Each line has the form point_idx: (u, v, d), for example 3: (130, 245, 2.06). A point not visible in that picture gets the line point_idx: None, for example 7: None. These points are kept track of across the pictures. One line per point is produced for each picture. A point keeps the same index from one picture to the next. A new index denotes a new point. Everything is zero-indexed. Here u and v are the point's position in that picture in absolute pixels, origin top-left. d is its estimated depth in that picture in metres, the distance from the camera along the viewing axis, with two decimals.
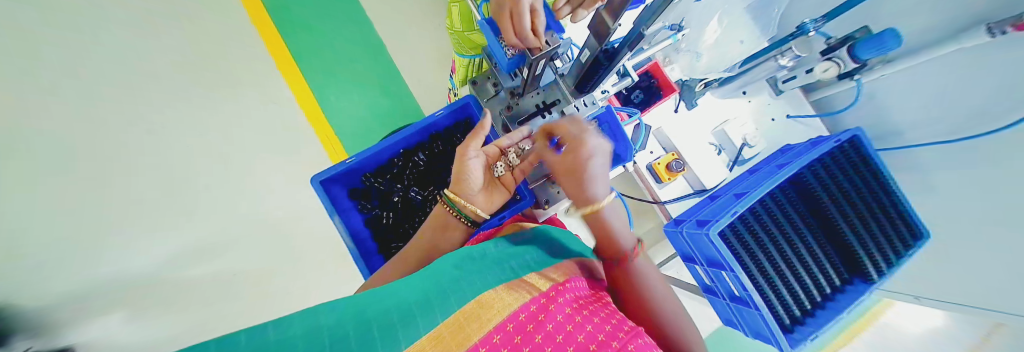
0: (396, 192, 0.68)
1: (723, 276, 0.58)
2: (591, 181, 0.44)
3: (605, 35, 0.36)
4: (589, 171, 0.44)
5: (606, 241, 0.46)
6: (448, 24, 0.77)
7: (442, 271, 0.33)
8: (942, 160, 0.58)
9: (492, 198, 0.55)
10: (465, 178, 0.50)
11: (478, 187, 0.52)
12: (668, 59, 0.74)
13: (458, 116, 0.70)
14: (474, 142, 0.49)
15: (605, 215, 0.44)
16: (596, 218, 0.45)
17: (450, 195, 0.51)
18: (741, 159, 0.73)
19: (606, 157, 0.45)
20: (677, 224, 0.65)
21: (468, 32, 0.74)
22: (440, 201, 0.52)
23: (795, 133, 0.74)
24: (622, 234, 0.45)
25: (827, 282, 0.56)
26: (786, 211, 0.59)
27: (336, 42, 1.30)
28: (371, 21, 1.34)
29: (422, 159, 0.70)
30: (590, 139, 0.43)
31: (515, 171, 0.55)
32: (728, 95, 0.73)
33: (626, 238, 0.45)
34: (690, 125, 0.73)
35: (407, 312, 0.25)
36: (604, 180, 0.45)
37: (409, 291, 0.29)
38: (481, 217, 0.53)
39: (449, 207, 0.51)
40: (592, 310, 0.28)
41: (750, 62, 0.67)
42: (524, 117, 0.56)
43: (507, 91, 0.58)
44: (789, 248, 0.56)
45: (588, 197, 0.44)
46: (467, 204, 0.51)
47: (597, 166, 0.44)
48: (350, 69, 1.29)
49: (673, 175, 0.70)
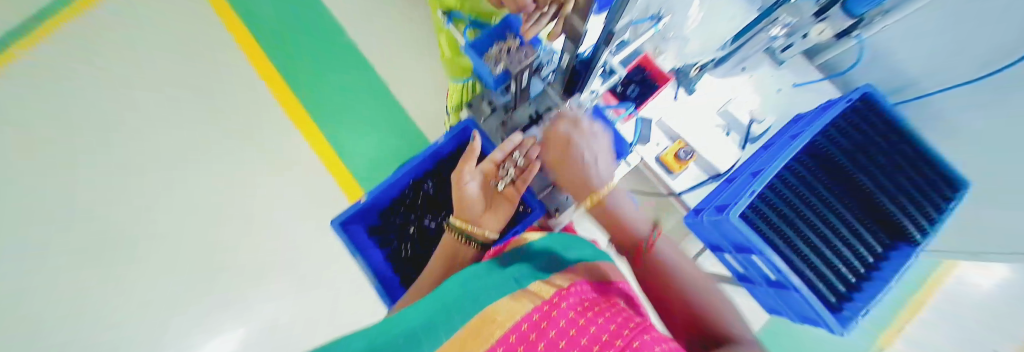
0: (411, 223, 0.71)
1: (754, 260, 0.55)
2: (587, 168, 0.49)
3: (577, 37, 0.37)
4: (581, 157, 0.49)
5: (622, 229, 0.47)
6: (440, 53, 0.83)
7: (449, 291, 0.35)
8: (981, 102, 0.54)
9: (498, 215, 0.57)
10: (465, 202, 0.54)
11: (479, 211, 0.55)
12: (658, 50, 0.73)
13: (460, 142, 0.72)
14: (467, 163, 0.55)
15: (611, 201, 0.48)
16: (601, 208, 0.49)
17: (457, 223, 0.53)
18: (752, 135, 0.71)
19: (599, 147, 0.50)
20: (696, 214, 0.63)
21: (456, 58, 0.81)
22: (450, 231, 0.54)
23: (805, 101, 0.71)
24: (634, 220, 0.47)
25: (867, 250, 0.52)
26: (808, 183, 0.57)
27: (345, 88, 1.40)
28: (370, 65, 1.44)
29: (431, 187, 0.72)
30: (576, 134, 0.49)
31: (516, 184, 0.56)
32: (728, 73, 0.72)
33: (639, 225, 0.46)
34: (693, 110, 0.73)
35: (412, 336, 0.26)
36: (600, 168, 0.49)
37: (418, 314, 0.31)
38: (488, 238, 0.53)
39: (459, 236, 0.53)
40: (596, 311, 0.29)
41: (739, 39, 0.64)
42: (521, 128, 0.58)
43: (501, 106, 0.62)
44: (818, 220, 0.54)
45: (590, 187, 0.48)
46: (476, 229, 0.52)
47: (589, 151, 0.49)
48: (358, 112, 1.38)
49: (683, 164, 0.69)
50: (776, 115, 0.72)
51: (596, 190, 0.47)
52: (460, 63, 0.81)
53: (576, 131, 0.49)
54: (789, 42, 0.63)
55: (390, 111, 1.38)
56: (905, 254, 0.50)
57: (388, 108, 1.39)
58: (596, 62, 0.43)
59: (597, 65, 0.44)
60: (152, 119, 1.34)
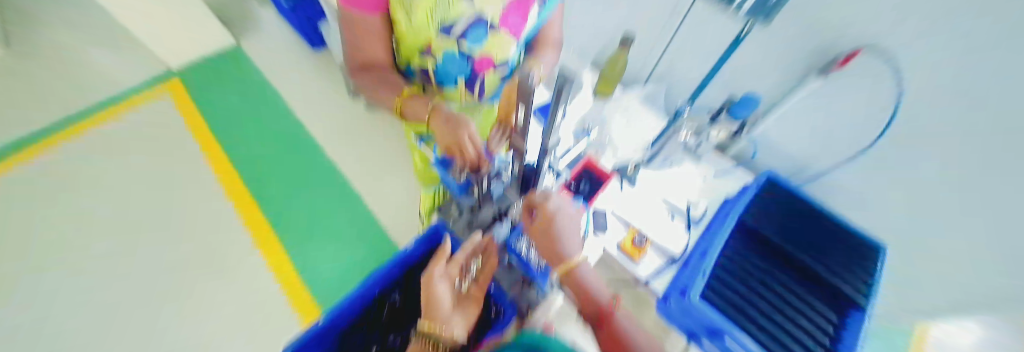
0: (374, 343, 0.64)
1: (729, 345, 0.56)
2: (567, 243, 0.52)
3: (522, 151, 0.46)
4: (562, 229, 0.51)
5: (586, 295, 0.52)
6: (415, 166, 0.93)
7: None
8: (883, 171, 0.66)
9: (465, 314, 0.56)
10: (434, 303, 0.51)
11: (450, 312, 0.51)
12: (599, 152, 0.86)
13: (430, 244, 0.72)
14: (437, 265, 0.56)
15: (581, 272, 0.52)
16: (572, 276, 0.52)
17: (426, 326, 0.48)
18: (693, 219, 0.80)
19: (571, 216, 0.53)
20: (665, 300, 0.61)
21: (427, 168, 0.89)
22: (418, 337, 0.49)
23: (727, 187, 0.85)
24: (599, 287, 0.53)
25: (825, 320, 0.57)
26: (751, 260, 0.65)
27: (314, 200, 1.43)
28: (342, 176, 1.50)
29: (396, 297, 0.69)
30: (556, 206, 0.52)
31: (479, 282, 0.60)
32: (660, 168, 0.85)
33: (602, 293, 0.52)
34: (639, 200, 0.82)
35: None
36: (575, 238, 0.53)
37: None
38: (457, 340, 0.49)
39: (427, 341, 0.48)
40: None
41: (657, 142, 0.79)
42: (486, 226, 0.62)
43: (466, 206, 0.65)
44: (770, 293, 0.60)
45: (564, 257, 0.51)
46: (444, 333, 0.48)
47: (566, 222, 0.51)
48: (326, 222, 1.38)
49: (641, 250, 0.74)
50: (708, 201, 0.83)
51: (569, 262, 0.51)
52: (430, 172, 0.89)
53: (556, 203, 0.52)
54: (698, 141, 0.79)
55: (360, 221, 1.38)
56: (857, 324, 0.54)
57: (358, 219, 1.39)
58: (541, 165, 0.50)
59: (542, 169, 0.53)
60: (128, 249, 1.37)
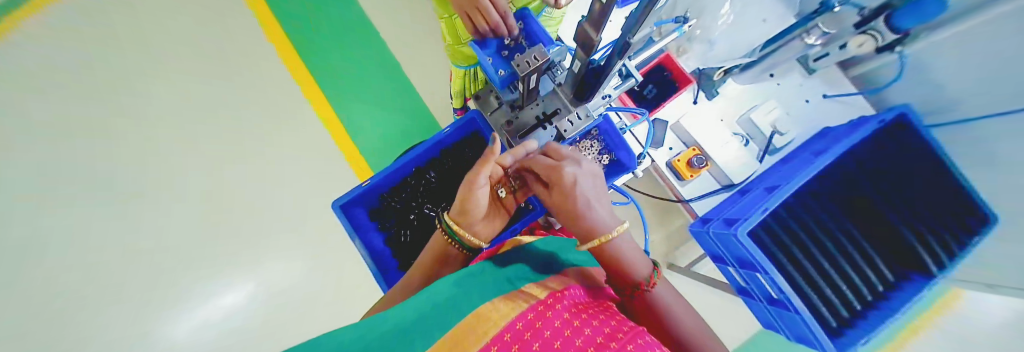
0: (412, 210, 0.59)
1: (758, 278, 0.53)
2: (587, 209, 0.37)
3: (587, 49, 0.28)
4: (578, 197, 0.37)
5: (616, 271, 0.35)
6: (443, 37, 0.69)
7: (441, 290, 0.32)
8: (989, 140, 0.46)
9: (493, 223, 0.46)
10: (472, 206, 0.40)
11: (483, 214, 0.42)
12: (681, 49, 0.69)
13: (465, 132, 0.62)
14: (485, 167, 0.37)
15: (613, 241, 0.35)
16: (598, 250, 0.36)
17: (451, 224, 0.40)
18: (772, 147, 0.66)
19: (591, 176, 0.39)
20: (730, 226, 0.52)
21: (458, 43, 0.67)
22: (440, 229, 0.42)
23: (834, 115, 0.67)
24: (628, 250, 0.35)
25: (880, 279, 0.48)
26: (807, 205, 0.53)
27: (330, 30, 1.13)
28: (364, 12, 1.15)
29: (434, 176, 0.60)
30: (567, 168, 0.37)
31: (519, 193, 0.47)
32: (753, 79, 0.69)
33: (636, 260, 0.35)
34: (711, 116, 0.69)
35: (385, 339, 0.24)
36: (600, 200, 0.38)
37: (409, 308, 0.30)
38: (479, 247, 0.42)
39: (448, 237, 0.41)
40: (591, 313, 0.27)
41: (771, 43, 0.61)
42: (526, 131, 0.47)
43: (507, 104, 0.49)
44: (829, 242, 0.50)
45: (588, 228, 0.36)
46: (471, 238, 0.41)
47: (580, 180, 0.37)
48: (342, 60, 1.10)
49: (695, 172, 0.66)
50: (801, 130, 0.67)
51: (597, 234, 0.35)
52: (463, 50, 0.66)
53: (566, 164, 0.38)
54: (826, 51, 0.57)
55: (394, 74, 1.10)
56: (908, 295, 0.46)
57: (393, 67, 1.12)
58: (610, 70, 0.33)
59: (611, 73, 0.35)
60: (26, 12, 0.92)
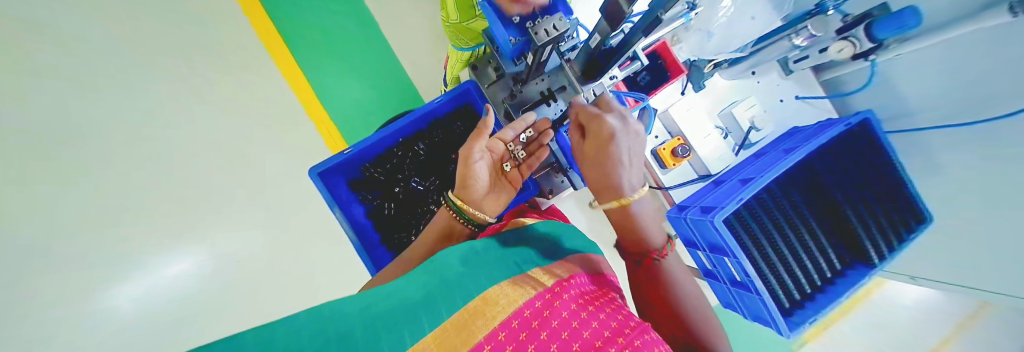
0: (397, 183, 0.57)
1: (725, 262, 0.57)
2: (618, 168, 0.37)
3: (616, 21, 0.28)
4: (618, 157, 0.36)
5: (632, 238, 0.39)
6: (443, 14, 0.61)
7: (445, 267, 0.31)
8: (964, 158, 0.51)
9: (498, 199, 0.45)
10: (471, 183, 0.41)
11: (485, 191, 0.43)
12: (676, 38, 0.69)
13: (458, 104, 0.59)
14: (478, 141, 0.39)
15: (635, 208, 0.38)
16: (623, 215, 0.38)
17: (456, 201, 0.41)
18: (747, 142, 0.71)
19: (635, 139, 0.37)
20: (706, 213, 0.56)
21: (465, 22, 0.58)
22: (445, 206, 0.42)
23: (801, 116, 0.72)
24: (652, 226, 0.39)
25: (828, 267, 0.55)
26: (778, 199, 0.57)
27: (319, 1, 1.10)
28: None
29: (423, 149, 0.57)
30: (610, 120, 0.36)
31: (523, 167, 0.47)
32: (737, 76, 0.71)
33: (656, 234, 0.39)
34: (697, 107, 0.72)
35: (390, 316, 0.23)
36: (635, 166, 0.38)
37: (412, 285, 0.29)
38: (487, 221, 0.43)
39: (455, 214, 0.42)
40: (598, 305, 0.27)
41: (762, 42, 0.64)
42: (529, 106, 0.46)
43: (510, 77, 0.48)
44: (792, 232, 0.55)
45: (614, 189, 0.37)
46: (477, 213, 0.42)
47: (625, 140, 0.36)
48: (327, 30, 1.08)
49: (678, 161, 0.69)
50: (774, 127, 0.72)
51: (623, 196, 0.37)
52: (468, 29, 0.59)
53: (610, 116, 0.36)
54: (806, 55, 0.60)
55: (382, 58, 1.13)
56: (851, 282, 0.53)
57: (381, 51, 1.14)
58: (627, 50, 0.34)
59: (624, 54, 0.36)
60: None
